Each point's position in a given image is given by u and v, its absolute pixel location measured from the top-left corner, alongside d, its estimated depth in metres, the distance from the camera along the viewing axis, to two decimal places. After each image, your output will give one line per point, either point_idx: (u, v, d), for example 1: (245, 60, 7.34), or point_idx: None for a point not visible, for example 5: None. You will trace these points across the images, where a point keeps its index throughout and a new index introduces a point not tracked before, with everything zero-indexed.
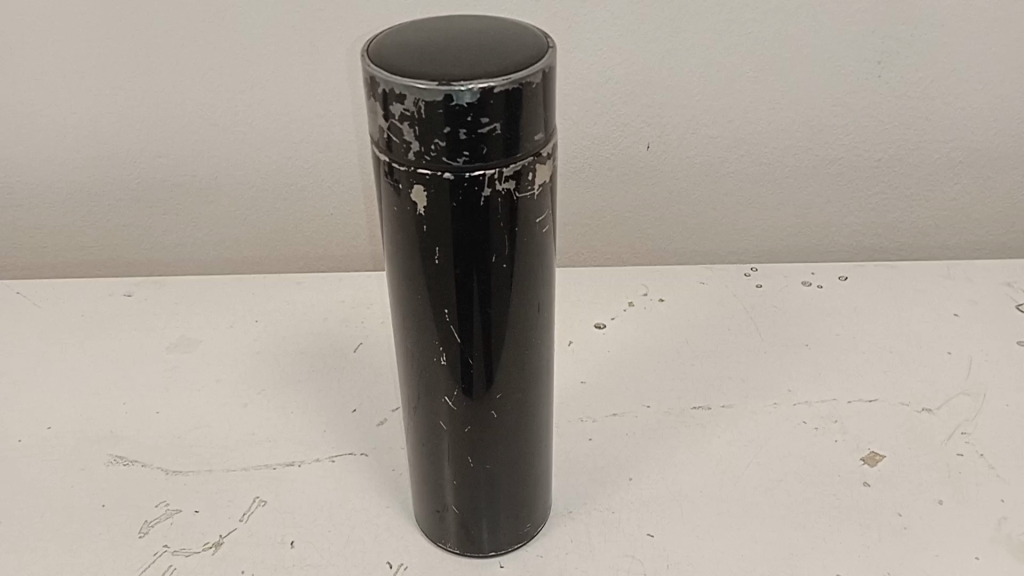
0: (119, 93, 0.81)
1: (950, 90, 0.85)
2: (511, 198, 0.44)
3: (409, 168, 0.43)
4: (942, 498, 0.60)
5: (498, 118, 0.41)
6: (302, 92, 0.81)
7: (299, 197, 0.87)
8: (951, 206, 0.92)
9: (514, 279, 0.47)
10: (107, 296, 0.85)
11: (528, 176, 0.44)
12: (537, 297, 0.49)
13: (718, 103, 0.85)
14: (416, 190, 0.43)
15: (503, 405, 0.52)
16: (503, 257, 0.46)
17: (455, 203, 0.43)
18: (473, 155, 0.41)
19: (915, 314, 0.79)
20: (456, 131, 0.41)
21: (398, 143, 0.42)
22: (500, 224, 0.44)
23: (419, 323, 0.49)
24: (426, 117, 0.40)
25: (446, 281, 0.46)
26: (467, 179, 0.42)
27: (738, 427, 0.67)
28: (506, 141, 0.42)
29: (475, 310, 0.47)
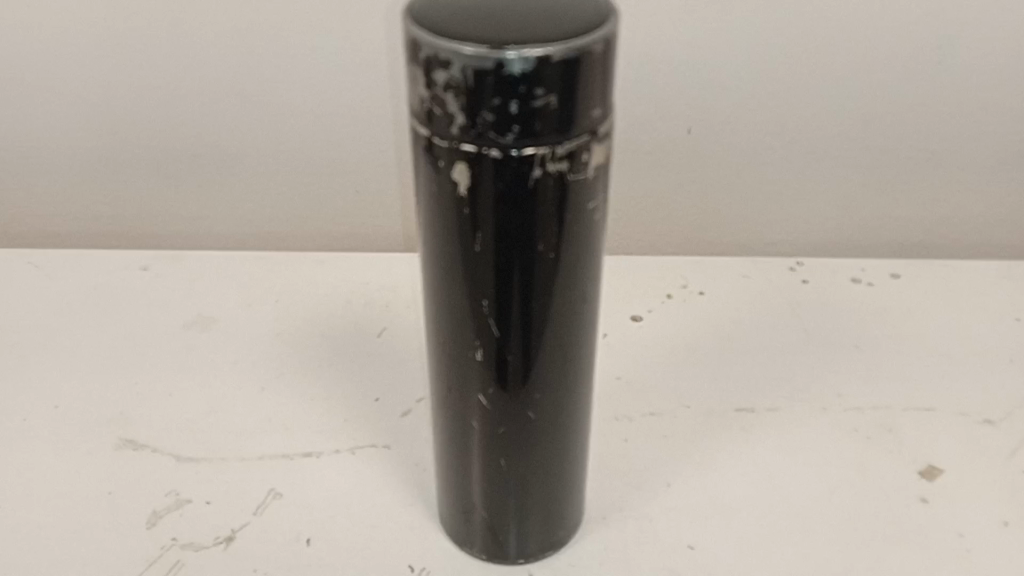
0: (139, 57, 0.78)
1: (1015, 79, 0.80)
2: (563, 180, 0.39)
3: (452, 144, 0.38)
4: (1007, 518, 0.56)
5: (553, 90, 0.36)
6: (329, 61, 0.77)
7: (323, 171, 0.83)
8: (1009, 202, 0.87)
9: (561, 270, 0.43)
10: (121, 269, 0.82)
11: (583, 157, 0.39)
12: (583, 290, 0.45)
13: (768, 86, 0.80)
14: (458, 169, 0.39)
15: (541, 405, 0.48)
16: (551, 245, 0.41)
17: (501, 184, 0.39)
18: (523, 130, 0.37)
19: (972, 317, 0.74)
20: (507, 104, 0.36)
21: (440, 115, 0.38)
22: (550, 208, 0.40)
23: (454, 314, 0.45)
24: (473, 86, 0.36)
25: (486, 270, 0.42)
26: (516, 158, 0.38)
27: (784, 433, 0.63)
28: (560, 118, 0.37)
29: (518, 303, 0.43)
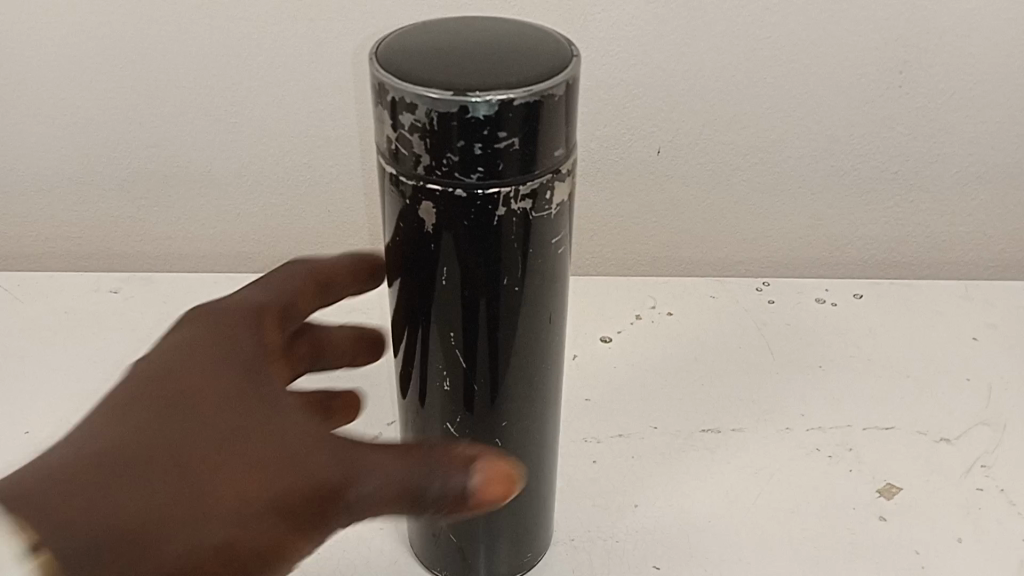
0: (110, 80, 0.78)
1: (972, 103, 0.82)
2: (527, 218, 0.41)
3: (418, 183, 0.40)
4: (962, 535, 0.57)
5: (516, 132, 0.38)
6: (302, 84, 0.77)
7: (295, 193, 0.84)
8: (968, 221, 0.89)
9: (526, 303, 0.44)
10: (92, 291, 0.82)
11: (545, 195, 0.41)
12: (548, 322, 0.46)
13: (733, 110, 0.82)
14: (424, 208, 0.40)
15: (508, 433, 0.49)
16: (516, 280, 0.43)
17: (466, 222, 0.40)
18: (487, 171, 0.38)
19: (931, 337, 0.76)
20: (471, 146, 0.38)
21: (406, 155, 0.39)
22: (514, 245, 0.41)
23: (421, 345, 0.46)
24: (438, 128, 0.38)
25: (452, 304, 0.43)
26: (480, 198, 0.39)
27: (749, 453, 0.64)
28: (523, 159, 0.39)
29: (484, 336, 0.44)
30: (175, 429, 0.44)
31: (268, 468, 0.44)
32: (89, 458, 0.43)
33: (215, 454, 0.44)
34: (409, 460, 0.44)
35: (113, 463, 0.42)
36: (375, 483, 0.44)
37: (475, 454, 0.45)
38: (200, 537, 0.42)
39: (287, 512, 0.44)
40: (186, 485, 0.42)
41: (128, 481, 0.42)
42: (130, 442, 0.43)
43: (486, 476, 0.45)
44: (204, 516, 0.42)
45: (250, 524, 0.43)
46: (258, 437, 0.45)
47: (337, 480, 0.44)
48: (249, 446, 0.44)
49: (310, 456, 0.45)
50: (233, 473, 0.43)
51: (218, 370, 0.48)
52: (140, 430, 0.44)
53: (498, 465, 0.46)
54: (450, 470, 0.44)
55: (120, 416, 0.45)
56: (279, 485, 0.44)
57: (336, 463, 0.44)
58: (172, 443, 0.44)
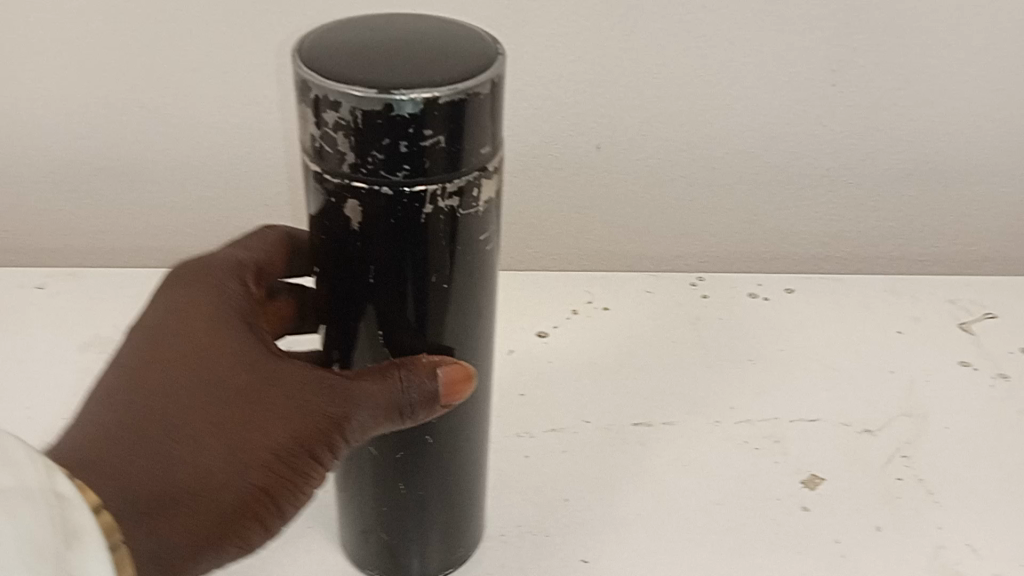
0: (37, 69, 0.76)
1: (901, 103, 0.84)
2: (454, 216, 0.41)
3: (343, 181, 0.40)
4: (881, 524, 0.59)
5: (442, 130, 0.38)
6: (238, 77, 0.76)
7: (230, 188, 0.82)
8: (897, 218, 0.91)
9: (455, 300, 0.44)
10: (17, 287, 0.80)
11: (473, 193, 0.41)
12: (477, 318, 0.46)
13: (670, 106, 0.83)
14: (349, 205, 0.40)
15: (438, 426, 0.49)
16: (444, 277, 0.43)
17: (393, 219, 0.40)
18: (413, 169, 0.38)
19: (859, 331, 0.78)
20: (396, 144, 0.38)
21: (331, 152, 0.39)
22: (442, 242, 0.41)
23: (350, 341, 0.46)
24: (363, 126, 0.37)
25: (380, 301, 0.43)
26: (406, 195, 0.39)
27: (680, 446, 0.65)
28: (450, 157, 0.39)
29: (412, 333, 0.45)
30: (163, 390, 0.45)
31: (263, 403, 0.44)
32: (96, 442, 0.44)
33: (209, 406, 0.44)
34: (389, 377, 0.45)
35: (119, 441, 0.44)
36: (365, 408, 0.45)
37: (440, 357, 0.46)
38: (220, 492, 0.44)
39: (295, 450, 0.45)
40: (193, 446, 0.43)
41: (136, 455, 0.43)
42: (130, 413, 0.44)
43: (450, 377, 0.45)
44: (220, 473, 0.43)
45: (266, 469, 0.44)
46: (246, 376, 0.45)
47: (331, 404, 0.45)
48: (240, 387, 0.45)
49: (300, 385, 0.45)
50: (231, 421, 0.44)
51: (195, 317, 0.48)
52: (133, 399, 0.45)
53: (458, 365, 0.46)
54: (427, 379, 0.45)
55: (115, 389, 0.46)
56: (280, 421, 0.45)
57: (326, 387, 0.45)
58: (165, 407, 0.44)
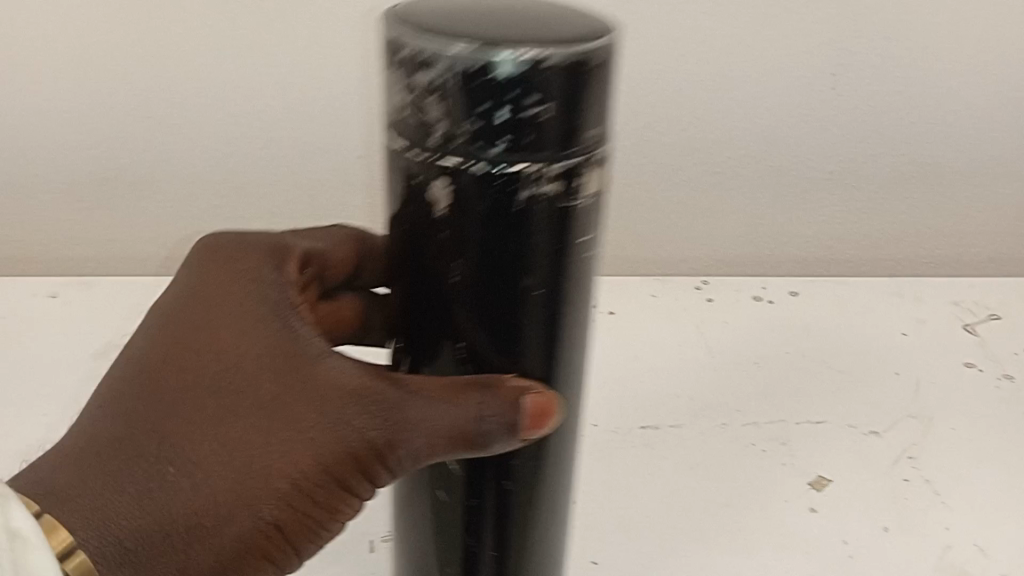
0: (47, 81, 0.79)
1: (902, 105, 0.85)
2: (554, 206, 0.35)
3: (432, 155, 0.34)
4: (887, 525, 0.59)
5: (549, 98, 0.33)
6: (243, 86, 0.79)
7: (237, 194, 0.85)
8: (900, 220, 0.92)
9: (551, 310, 0.38)
10: (29, 295, 0.82)
11: (577, 181, 0.35)
12: (566, 342, 0.40)
13: (673, 110, 0.83)
14: (436, 185, 0.35)
15: (517, 472, 0.42)
16: (536, 285, 0.37)
17: (481, 205, 0.34)
18: (513, 142, 0.33)
19: (862, 333, 0.79)
20: (496, 110, 0.32)
21: (420, 123, 0.34)
22: (535, 241, 0.36)
23: (422, 358, 0.40)
24: (461, 88, 0.32)
25: (458, 309, 0.37)
26: (500, 176, 0.34)
27: (686, 448, 0.66)
28: (554, 133, 0.33)
29: (497, 347, 0.38)
30: (188, 401, 0.39)
31: (305, 426, 0.39)
32: (101, 451, 0.39)
33: (239, 426, 0.39)
34: (459, 402, 0.38)
35: (125, 454, 0.38)
36: (424, 438, 0.39)
37: (531, 384, 0.39)
38: (236, 523, 0.39)
39: (334, 480, 0.40)
40: (215, 468, 0.38)
41: (145, 473, 0.38)
42: (144, 423, 0.39)
43: (535, 413, 0.39)
44: (241, 501, 0.38)
45: (294, 500, 0.39)
46: (296, 388, 0.39)
47: (384, 431, 0.39)
48: (279, 405, 0.39)
49: (349, 406, 0.39)
50: (265, 444, 0.39)
51: (233, 309, 0.42)
52: (150, 407, 0.39)
53: (544, 396, 0.39)
54: (503, 414, 0.38)
55: (130, 392, 0.40)
56: (321, 447, 0.39)
57: (381, 408, 0.39)
58: (187, 421, 0.39)
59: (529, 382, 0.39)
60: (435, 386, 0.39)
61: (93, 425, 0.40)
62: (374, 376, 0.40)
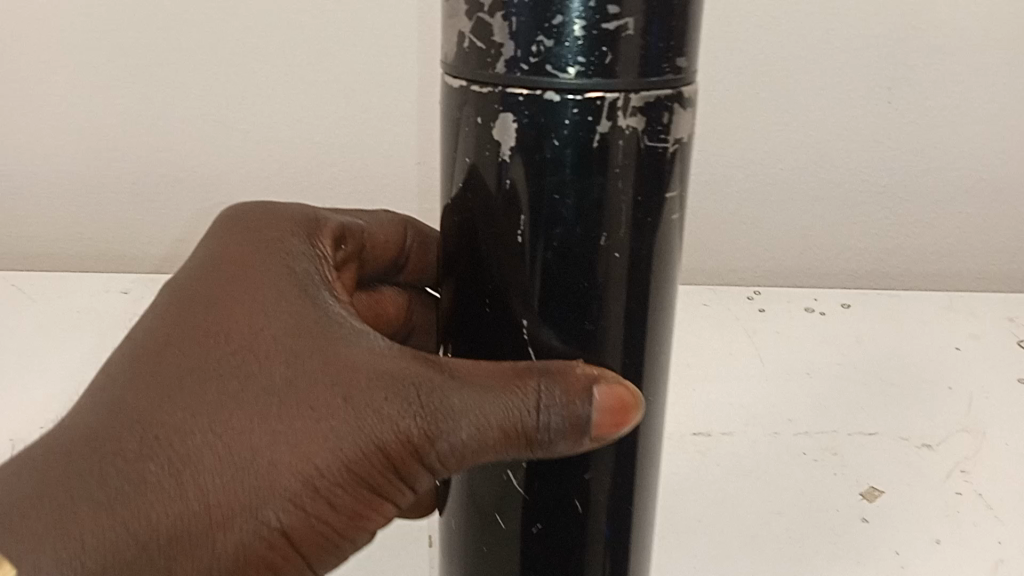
0: (125, 89, 0.86)
1: (958, 119, 0.85)
2: (636, 146, 0.35)
3: (501, 86, 0.34)
4: (940, 537, 0.59)
5: (630, 11, 0.32)
6: (305, 94, 0.85)
7: (299, 198, 0.89)
8: (955, 235, 0.91)
9: (627, 273, 0.37)
10: (103, 292, 0.88)
11: (660, 121, 0.35)
12: (647, 332, 0.40)
13: (727, 122, 0.84)
14: (501, 127, 0.35)
15: (594, 486, 0.41)
16: (615, 241, 0.36)
17: (558, 141, 0.34)
18: (590, 63, 0.33)
19: (913, 346, 0.79)
20: (572, 24, 0.32)
21: (487, 50, 0.34)
22: (614, 188, 0.35)
23: (481, 329, 0.40)
24: (533, 1, 0.32)
25: (523, 269, 0.37)
26: (576, 103, 0.33)
27: (737, 456, 0.67)
28: (636, 51, 0.33)
29: (571, 313, 0.37)
30: (199, 391, 0.38)
31: (328, 416, 0.37)
32: (86, 439, 0.36)
33: (254, 415, 0.37)
34: (512, 389, 0.37)
35: (117, 443, 0.36)
36: (464, 429, 0.38)
37: (597, 370, 0.38)
38: (242, 521, 0.36)
39: (356, 478, 0.38)
40: (224, 459, 0.36)
41: (140, 463, 0.36)
42: (148, 413, 0.37)
43: (610, 400, 0.38)
44: (252, 496, 0.36)
45: (314, 497, 0.37)
46: (320, 374, 0.38)
47: (416, 422, 0.38)
48: (298, 395, 0.38)
49: (376, 396, 0.38)
50: (280, 433, 0.37)
51: (255, 304, 0.41)
52: (155, 399, 0.38)
53: (621, 386, 0.38)
54: (566, 401, 0.37)
55: (127, 381, 0.39)
56: (343, 440, 0.37)
57: (413, 398, 0.38)
58: (192, 410, 0.37)
59: (597, 369, 0.38)
60: (478, 374, 0.38)
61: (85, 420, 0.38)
62: (407, 365, 0.39)
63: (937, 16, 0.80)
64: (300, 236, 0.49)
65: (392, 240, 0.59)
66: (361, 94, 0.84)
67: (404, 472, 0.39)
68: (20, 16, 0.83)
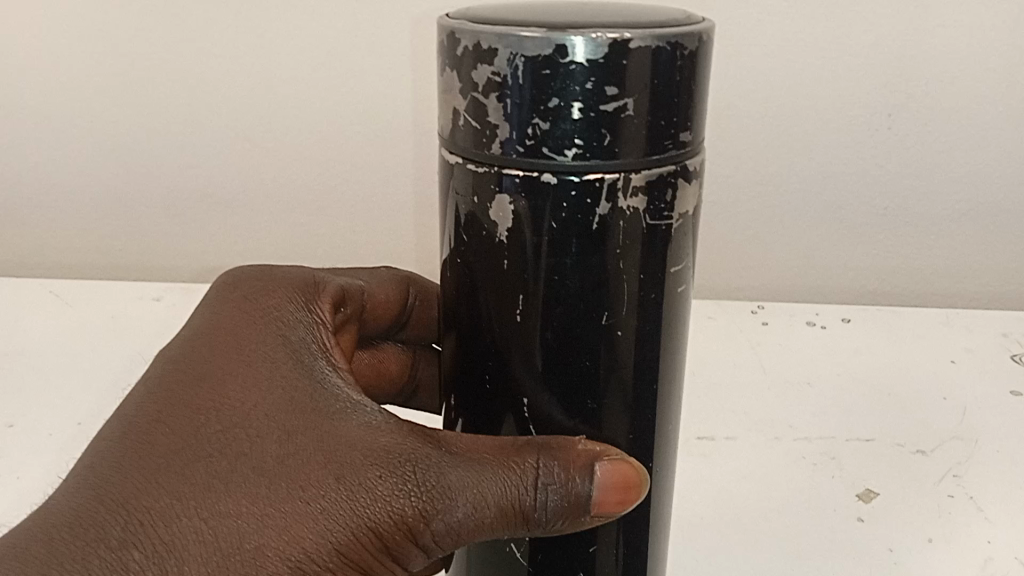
0: (161, 107, 0.90)
1: (956, 144, 0.88)
2: (639, 226, 0.34)
3: (495, 166, 0.34)
4: (932, 536, 0.63)
5: (630, 92, 0.32)
6: (333, 115, 0.88)
7: (323, 213, 0.93)
8: (953, 256, 0.95)
9: (629, 351, 0.37)
10: (136, 298, 0.93)
11: (664, 197, 0.34)
12: (659, 398, 0.39)
13: (733, 145, 0.89)
14: (499, 209, 0.34)
15: (604, 537, 0.41)
16: (618, 320, 0.36)
17: (555, 223, 0.34)
18: (588, 146, 0.32)
19: (909, 359, 0.83)
20: (567, 109, 0.32)
21: (479, 130, 0.33)
22: (618, 268, 0.35)
23: (481, 406, 0.39)
24: (526, 84, 0.32)
25: (522, 350, 0.37)
26: (575, 186, 0.33)
27: (741, 458, 0.70)
28: (638, 130, 0.32)
29: (573, 392, 0.37)
30: (192, 466, 0.37)
31: (319, 497, 0.37)
32: (68, 524, 0.36)
33: (240, 498, 0.36)
34: (511, 467, 0.37)
35: (98, 531, 0.35)
36: (460, 508, 0.37)
37: (600, 446, 0.38)
38: None
39: (347, 563, 0.37)
40: (214, 541, 0.36)
41: (122, 552, 0.35)
42: (142, 489, 0.36)
43: (613, 477, 0.37)
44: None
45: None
46: (318, 453, 0.38)
47: (410, 502, 0.37)
48: (286, 475, 0.37)
49: (367, 476, 0.37)
50: (270, 514, 0.36)
51: (252, 373, 0.41)
52: (148, 473, 0.37)
53: (625, 462, 0.38)
54: (566, 477, 0.37)
55: (111, 460, 0.38)
56: (333, 523, 0.37)
57: (406, 477, 0.37)
58: (177, 492, 0.36)
59: (601, 445, 0.38)
60: (475, 450, 0.38)
61: (75, 496, 0.37)
62: (407, 441, 0.38)
63: (933, 47, 0.84)
64: (297, 302, 0.47)
65: (395, 300, 0.58)
66: (382, 116, 0.88)
67: (399, 553, 0.38)
68: (63, 35, 0.88)
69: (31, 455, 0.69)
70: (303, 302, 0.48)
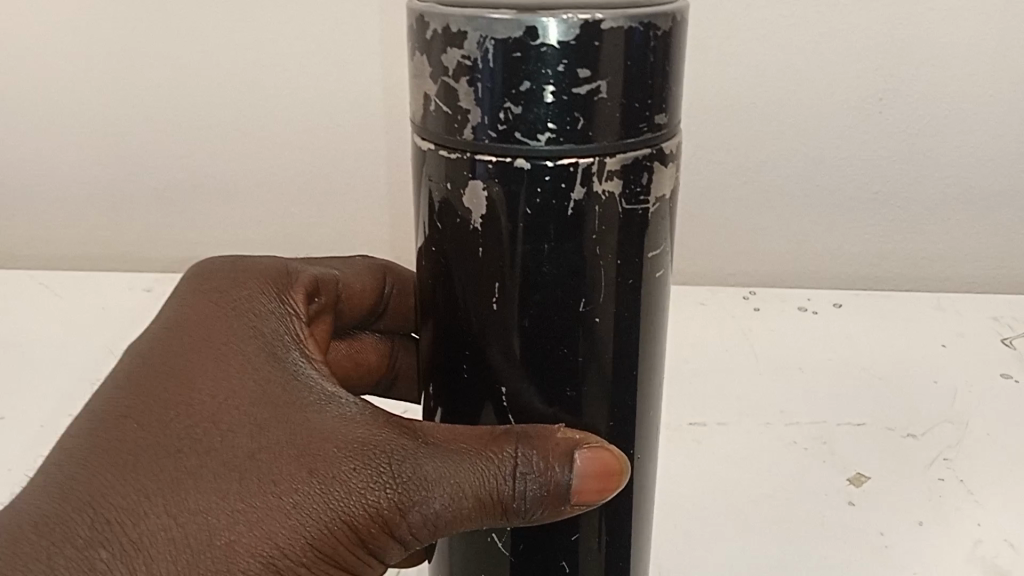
0: (149, 97, 0.89)
1: (948, 128, 0.88)
2: (614, 211, 0.34)
3: (469, 152, 0.33)
4: (923, 520, 0.63)
5: (603, 74, 0.31)
6: (322, 103, 0.88)
7: (314, 203, 0.93)
8: (945, 240, 0.94)
9: (608, 337, 0.37)
10: (126, 289, 0.92)
11: (640, 181, 0.34)
12: (640, 382, 0.39)
13: (725, 131, 0.88)
14: (473, 195, 0.34)
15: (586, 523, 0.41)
16: (595, 307, 0.36)
17: (529, 210, 0.33)
18: (562, 130, 0.32)
19: (901, 344, 0.83)
20: (539, 92, 0.31)
21: (452, 116, 0.33)
22: (594, 254, 0.35)
23: (460, 394, 0.39)
24: (497, 67, 0.31)
25: (499, 337, 0.36)
26: (549, 171, 0.33)
27: (732, 444, 0.70)
28: (612, 112, 0.32)
29: (551, 380, 0.37)
30: (161, 462, 0.37)
31: (292, 491, 0.37)
32: (36, 524, 0.36)
33: (211, 494, 0.36)
34: (488, 457, 0.37)
35: (67, 530, 0.35)
36: (436, 500, 0.37)
37: (579, 435, 0.38)
38: None
39: (321, 557, 0.37)
40: (186, 538, 0.36)
41: (91, 551, 0.35)
42: (111, 488, 0.36)
43: (592, 465, 0.37)
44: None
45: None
46: (289, 447, 0.37)
47: (385, 495, 0.37)
48: (258, 470, 0.37)
49: (341, 469, 0.37)
50: (242, 510, 0.36)
51: (223, 366, 0.41)
52: (116, 471, 0.37)
53: (605, 450, 0.38)
54: (544, 466, 0.37)
55: (80, 459, 0.38)
56: (306, 518, 0.36)
57: (380, 470, 0.37)
58: (146, 489, 0.36)
59: (579, 433, 0.38)
60: (452, 440, 0.38)
61: (42, 495, 0.37)
62: (381, 433, 0.38)
63: (925, 30, 0.84)
64: (269, 293, 0.47)
65: (372, 289, 0.58)
66: (371, 104, 0.87)
67: (375, 545, 0.38)
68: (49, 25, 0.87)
69: (19, 447, 0.69)
70: (276, 293, 0.47)
